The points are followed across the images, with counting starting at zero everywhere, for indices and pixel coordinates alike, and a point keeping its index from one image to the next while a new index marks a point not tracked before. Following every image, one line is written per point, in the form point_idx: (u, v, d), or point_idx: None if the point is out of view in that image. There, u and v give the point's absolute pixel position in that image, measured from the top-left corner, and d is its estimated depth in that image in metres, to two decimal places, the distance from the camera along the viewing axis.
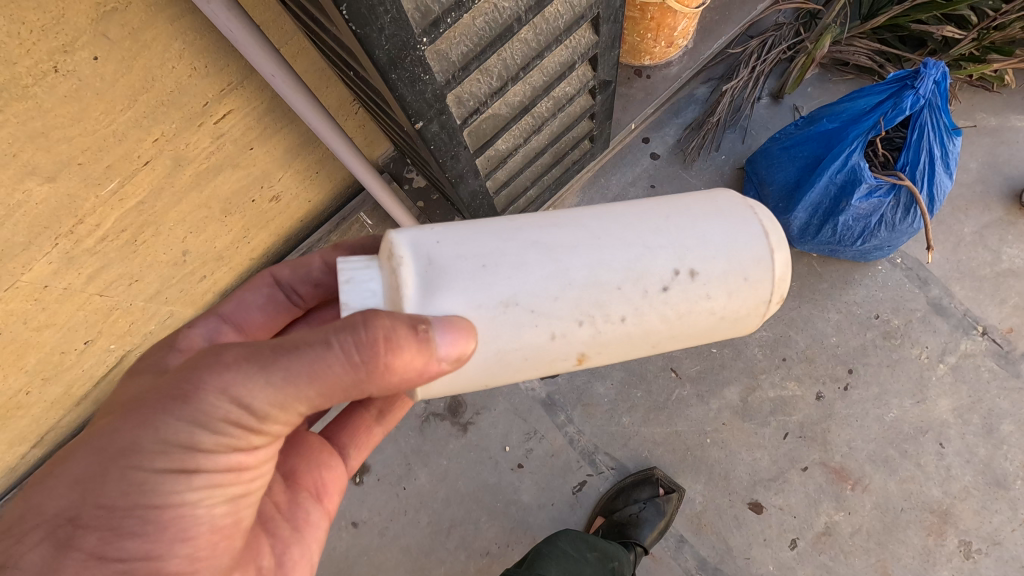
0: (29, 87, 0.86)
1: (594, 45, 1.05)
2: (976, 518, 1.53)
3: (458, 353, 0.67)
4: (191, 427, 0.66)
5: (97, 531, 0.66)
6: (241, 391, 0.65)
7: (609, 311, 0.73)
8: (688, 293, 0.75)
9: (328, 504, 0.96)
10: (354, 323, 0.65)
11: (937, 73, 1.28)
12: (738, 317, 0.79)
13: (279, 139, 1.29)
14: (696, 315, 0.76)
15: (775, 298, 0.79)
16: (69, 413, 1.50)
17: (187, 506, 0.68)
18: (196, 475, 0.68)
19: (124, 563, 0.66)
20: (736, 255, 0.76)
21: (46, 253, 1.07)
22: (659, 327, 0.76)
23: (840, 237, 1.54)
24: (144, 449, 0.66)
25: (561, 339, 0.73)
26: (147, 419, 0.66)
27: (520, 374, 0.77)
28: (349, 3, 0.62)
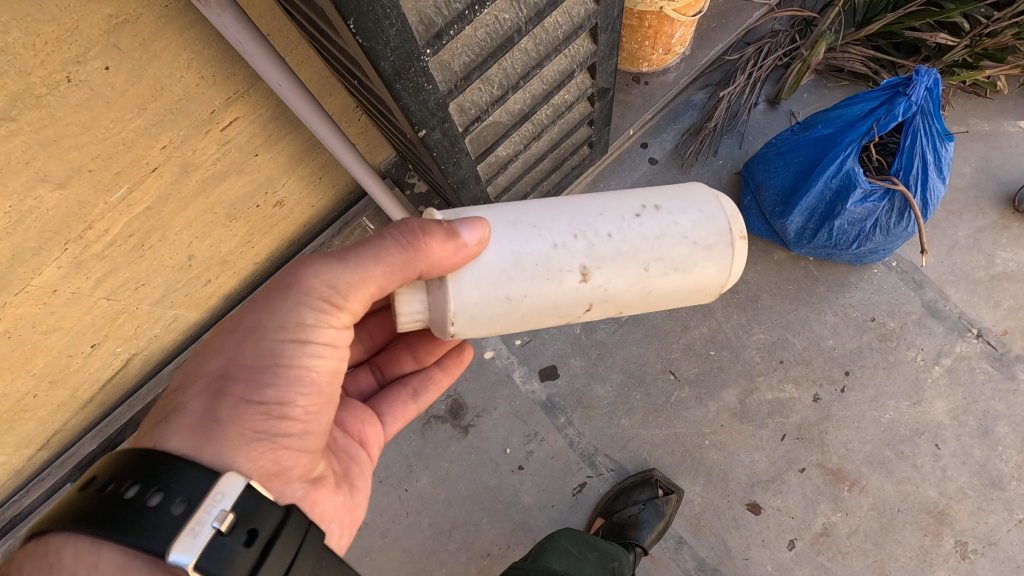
0: (43, 96, 0.88)
1: (593, 54, 1.07)
2: (973, 519, 1.54)
3: (478, 232, 0.82)
4: (298, 306, 0.82)
5: (242, 383, 0.80)
6: (333, 277, 0.83)
7: (596, 227, 0.86)
8: (660, 220, 0.88)
9: (371, 453, 1.07)
10: (398, 226, 0.84)
11: (929, 80, 1.31)
12: (712, 246, 0.88)
13: (284, 145, 1.31)
14: (673, 240, 0.87)
15: (741, 234, 0.90)
16: (74, 415, 1.52)
17: (305, 368, 0.83)
18: (308, 344, 0.83)
19: (263, 407, 0.80)
20: (692, 197, 0.91)
21: (56, 258, 1.09)
22: (643, 248, 0.86)
23: (836, 241, 1.57)
24: (265, 324, 0.82)
25: (562, 250, 0.85)
26: (265, 305, 0.83)
27: (533, 290, 0.85)
28: (356, 17, 0.65)
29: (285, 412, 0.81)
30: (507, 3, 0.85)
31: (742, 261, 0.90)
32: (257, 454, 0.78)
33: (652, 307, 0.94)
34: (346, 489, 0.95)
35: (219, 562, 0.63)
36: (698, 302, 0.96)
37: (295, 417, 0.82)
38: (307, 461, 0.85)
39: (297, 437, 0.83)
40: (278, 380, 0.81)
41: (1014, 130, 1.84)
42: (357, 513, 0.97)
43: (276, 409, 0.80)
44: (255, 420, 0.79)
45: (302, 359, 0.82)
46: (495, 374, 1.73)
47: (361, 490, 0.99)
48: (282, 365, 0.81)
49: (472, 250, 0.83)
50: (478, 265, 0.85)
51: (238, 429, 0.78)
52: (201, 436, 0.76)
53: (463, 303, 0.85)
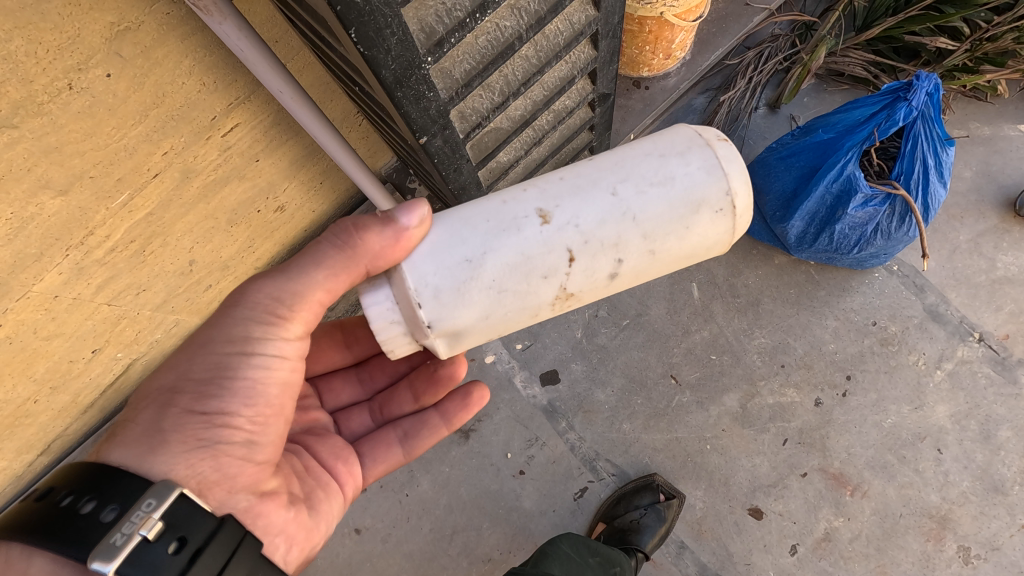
0: (45, 104, 0.88)
1: (593, 60, 1.08)
2: (975, 523, 1.54)
3: (417, 214, 0.83)
4: (244, 319, 0.86)
5: (188, 395, 0.84)
6: (276, 290, 0.88)
7: (545, 177, 0.86)
8: (615, 153, 0.86)
9: (345, 489, 1.07)
10: (336, 230, 0.88)
11: (930, 85, 1.31)
12: (682, 152, 0.83)
13: (285, 151, 1.32)
14: (634, 160, 0.84)
15: (712, 135, 0.84)
16: (75, 421, 1.52)
17: (250, 378, 0.85)
18: (254, 356, 0.86)
19: (205, 416, 0.83)
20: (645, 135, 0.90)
21: (58, 264, 1.09)
22: (598, 174, 0.83)
23: (837, 245, 1.58)
24: (212, 339, 0.86)
25: (514, 202, 0.83)
26: (215, 321, 0.87)
27: (493, 245, 0.81)
28: (357, 27, 0.65)
29: (229, 421, 0.83)
30: (509, 10, 0.85)
31: (727, 158, 0.82)
32: (198, 462, 0.81)
33: (652, 240, 0.82)
34: (301, 507, 0.94)
35: (146, 568, 0.67)
36: (715, 226, 0.83)
37: (240, 426, 0.84)
38: (253, 473, 0.86)
39: (242, 447, 0.84)
40: (222, 391, 0.84)
41: (1014, 134, 1.84)
42: (313, 532, 0.95)
43: (217, 418, 0.83)
44: (198, 430, 0.82)
45: (247, 370, 0.86)
46: (495, 379, 1.73)
47: (322, 517, 0.97)
48: (227, 376, 0.84)
49: (415, 234, 0.83)
50: (429, 240, 0.84)
51: (180, 438, 0.81)
52: (145, 446, 0.79)
53: (422, 276, 0.82)
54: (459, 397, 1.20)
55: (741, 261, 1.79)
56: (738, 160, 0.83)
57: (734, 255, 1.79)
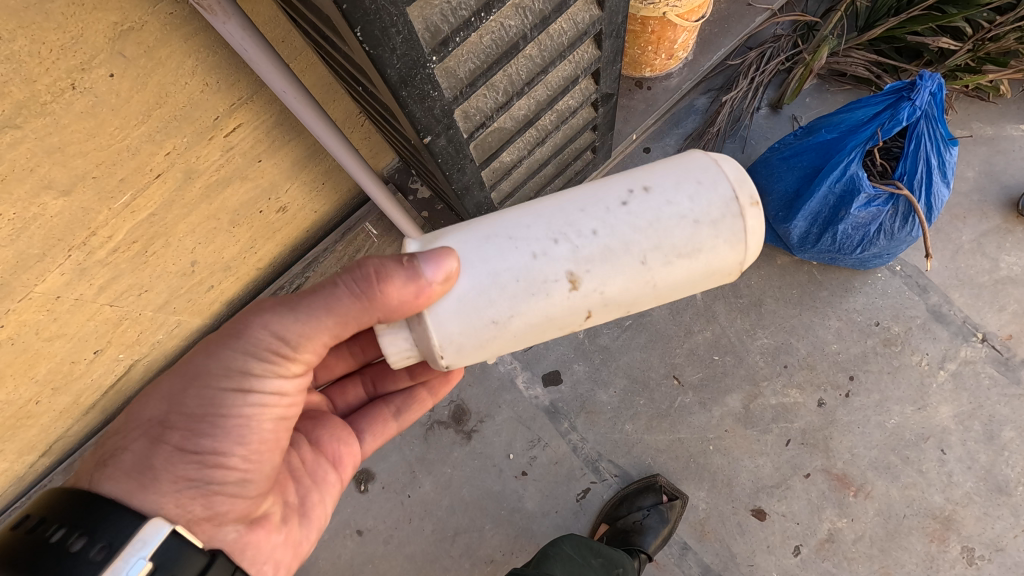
0: (48, 104, 0.88)
1: (596, 59, 1.08)
2: (979, 524, 1.53)
3: (444, 273, 0.77)
4: (244, 356, 0.83)
5: (181, 431, 0.82)
6: (279, 326, 0.84)
7: (578, 228, 0.79)
8: (651, 202, 0.80)
9: (343, 474, 1.08)
10: (352, 268, 0.83)
11: (933, 84, 1.31)
12: (716, 220, 0.80)
13: (287, 151, 1.31)
14: (669, 220, 0.79)
15: (748, 198, 0.80)
16: (76, 422, 1.52)
17: (244, 417, 0.83)
18: (252, 394, 0.84)
19: (197, 456, 0.81)
20: (682, 173, 0.82)
21: (60, 265, 1.09)
22: (633, 238, 0.79)
23: (839, 246, 1.57)
24: (210, 371, 0.83)
25: (544, 258, 0.78)
26: (215, 351, 0.84)
27: (520, 308, 0.79)
28: (363, 25, 0.64)
29: (221, 461, 0.82)
30: (513, 10, 0.85)
31: (756, 230, 0.81)
32: (188, 500, 0.80)
33: (664, 296, 0.85)
34: (292, 523, 0.97)
35: None
36: (720, 283, 0.86)
37: (233, 466, 0.83)
38: (244, 506, 0.86)
39: (234, 484, 0.84)
40: (214, 431, 0.82)
41: (1017, 134, 1.84)
42: (301, 547, 0.98)
43: (210, 459, 0.82)
44: (189, 470, 0.81)
45: (243, 408, 0.83)
46: (497, 380, 1.72)
47: (314, 522, 1.01)
48: (223, 416, 0.82)
49: (438, 289, 0.77)
50: (454, 294, 0.79)
51: (170, 477, 0.80)
52: (136, 480, 0.78)
53: (446, 334, 0.80)
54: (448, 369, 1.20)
55: None
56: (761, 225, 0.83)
57: None
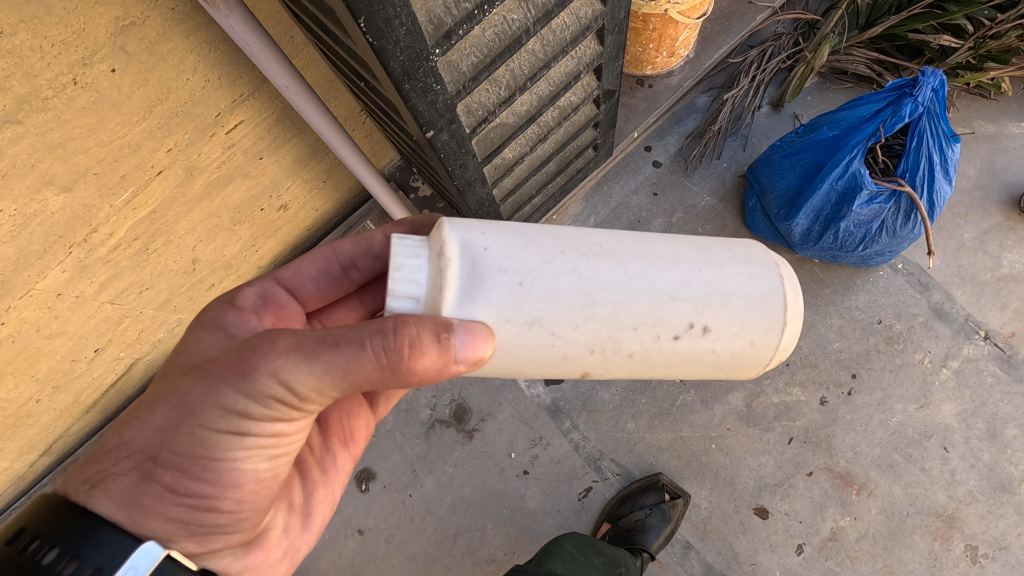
0: (49, 99, 0.88)
1: (599, 55, 1.07)
2: (982, 522, 1.53)
3: (475, 358, 0.69)
4: (244, 400, 0.71)
5: (171, 471, 0.75)
6: (284, 374, 0.69)
7: (621, 346, 0.76)
8: (698, 346, 0.78)
9: (354, 449, 1.11)
10: (384, 328, 0.66)
11: (936, 81, 1.30)
12: (735, 370, 0.82)
13: (289, 148, 1.31)
14: (699, 362, 0.80)
15: (774, 360, 0.83)
16: (77, 421, 1.51)
17: (239, 461, 0.77)
18: (249, 437, 0.76)
19: (189, 500, 0.76)
20: (751, 320, 0.78)
21: (61, 262, 1.09)
22: (660, 368, 0.79)
23: (842, 243, 1.56)
24: (204, 412, 0.72)
25: (572, 361, 0.77)
26: (211, 389, 0.72)
27: (525, 377, 0.82)
28: (367, 16, 0.64)
29: (214, 505, 0.78)
30: (516, 4, 0.85)
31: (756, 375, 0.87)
32: (181, 537, 0.77)
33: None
34: (293, 530, 0.98)
35: None
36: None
37: (226, 508, 0.80)
38: (240, 536, 0.86)
39: (228, 522, 0.82)
40: (206, 476, 0.76)
41: (1018, 132, 1.84)
42: (299, 551, 1.00)
43: (204, 506, 0.77)
44: (180, 511, 0.76)
45: (238, 452, 0.76)
46: (499, 379, 1.72)
47: (316, 523, 1.02)
48: (218, 463, 0.76)
49: (459, 369, 0.70)
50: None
51: (161, 519, 0.75)
52: (125, 515, 0.73)
53: None
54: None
55: None
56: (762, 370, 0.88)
57: None
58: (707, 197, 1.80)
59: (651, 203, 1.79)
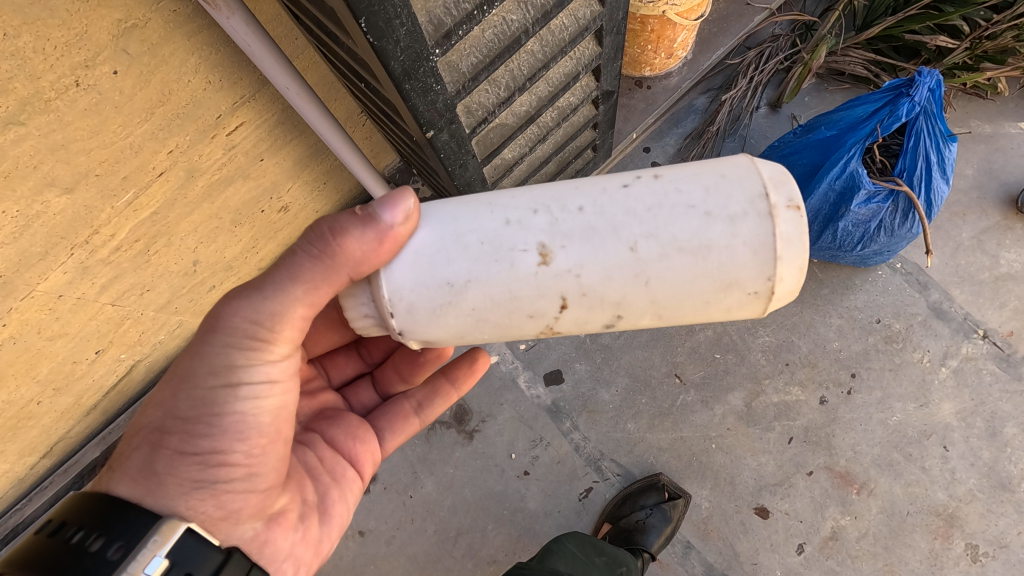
0: (52, 101, 0.89)
1: (597, 56, 1.08)
2: (982, 521, 1.53)
3: (402, 211, 0.76)
4: (224, 348, 0.79)
5: (176, 436, 0.79)
6: (253, 312, 0.80)
7: (564, 202, 0.75)
8: (655, 191, 0.74)
9: (362, 472, 1.07)
10: (310, 234, 0.80)
11: (932, 80, 1.32)
12: (732, 218, 0.71)
13: (289, 150, 1.32)
14: (673, 209, 0.72)
15: (782, 200, 0.71)
16: (78, 423, 1.51)
17: (241, 414, 0.80)
18: (241, 386, 0.80)
19: (198, 457, 0.79)
20: (705, 165, 0.76)
21: (62, 264, 1.09)
22: (627, 222, 0.73)
23: (840, 242, 1.56)
24: (187, 369, 0.80)
25: (517, 226, 0.74)
26: (193, 351, 0.80)
27: (479, 273, 0.74)
28: (367, 16, 0.65)
29: (223, 459, 0.80)
30: (515, 5, 0.86)
31: (789, 237, 0.70)
32: (198, 502, 0.78)
33: (660, 304, 0.75)
34: (310, 521, 0.94)
35: None
36: (739, 305, 0.75)
37: (237, 462, 0.80)
38: (257, 501, 0.84)
39: (242, 480, 0.81)
40: (211, 431, 0.79)
41: (1015, 132, 1.85)
42: (321, 545, 0.96)
43: (205, 453, 0.79)
44: (193, 470, 0.79)
45: (236, 403, 0.80)
46: (499, 380, 1.72)
47: (334, 519, 0.98)
48: (211, 406, 0.79)
49: (401, 231, 0.76)
50: (412, 248, 0.77)
51: (176, 481, 0.78)
52: (142, 487, 0.77)
53: (397, 289, 0.76)
54: (465, 363, 1.21)
55: None
56: (800, 239, 0.71)
57: None
58: None
59: None
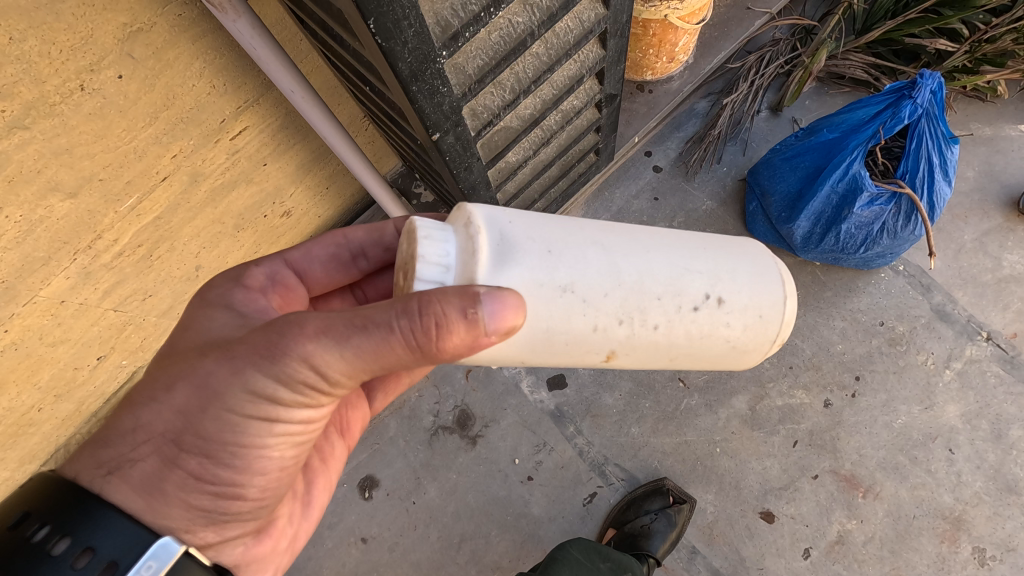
0: (56, 105, 0.88)
1: (601, 59, 1.08)
2: (990, 524, 1.52)
3: (507, 327, 0.65)
4: (272, 383, 0.71)
5: (196, 457, 0.76)
6: (319, 360, 0.68)
7: (647, 317, 0.75)
8: (715, 318, 0.78)
9: (350, 439, 1.11)
10: (409, 306, 0.64)
11: (934, 83, 1.32)
12: (746, 350, 0.83)
13: (292, 154, 1.32)
14: (716, 340, 0.80)
15: (779, 342, 0.85)
16: (79, 430, 1.50)
17: (266, 447, 0.79)
18: (277, 424, 0.78)
19: (212, 486, 0.78)
20: (759, 294, 0.81)
21: (65, 269, 1.09)
22: (682, 343, 0.79)
23: (843, 245, 1.56)
24: (227, 394, 0.72)
25: (601, 333, 0.75)
26: (236, 374, 0.72)
27: (551, 359, 0.78)
28: (376, 17, 0.65)
29: (237, 491, 0.81)
30: (520, 7, 0.86)
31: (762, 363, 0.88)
32: (200, 524, 0.80)
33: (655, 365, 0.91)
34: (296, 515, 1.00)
35: None
36: None
37: (249, 495, 0.83)
38: (255, 522, 0.89)
39: (248, 508, 0.85)
40: (234, 463, 0.78)
41: (1016, 134, 1.85)
42: (296, 541, 1.01)
43: (226, 483, 0.79)
44: (203, 497, 0.79)
45: (267, 438, 0.78)
46: (502, 384, 1.72)
47: (316, 508, 1.05)
48: (248, 446, 0.77)
49: (494, 342, 0.67)
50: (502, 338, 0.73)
51: (182, 504, 0.77)
52: (144, 501, 0.74)
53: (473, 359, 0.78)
54: None
55: None
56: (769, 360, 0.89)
57: None
58: (707, 202, 1.82)
59: (652, 208, 1.82)
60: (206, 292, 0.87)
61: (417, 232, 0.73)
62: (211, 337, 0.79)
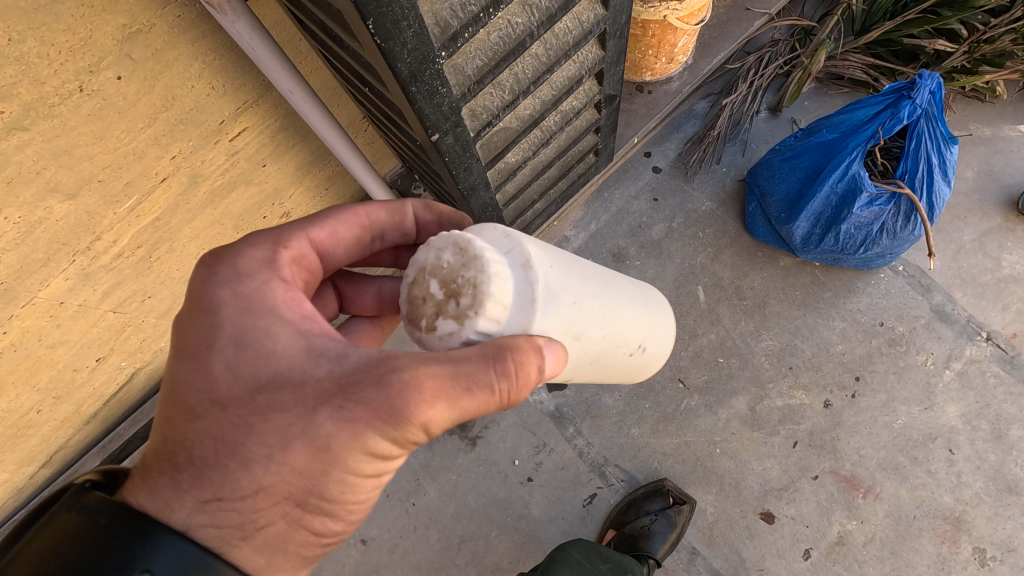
0: (56, 106, 0.88)
1: (601, 60, 1.08)
2: (990, 524, 1.52)
3: (556, 374, 0.72)
4: (390, 441, 0.65)
5: (317, 516, 0.69)
6: (434, 420, 0.63)
7: (603, 359, 0.90)
8: (634, 358, 1.00)
9: None
10: (506, 359, 0.65)
11: (933, 83, 1.32)
12: (633, 374, 1.09)
13: (292, 155, 1.32)
14: (622, 371, 1.03)
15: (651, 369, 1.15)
16: (78, 432, 1.50)
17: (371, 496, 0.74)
18: (385, 474, 0.72)
19: (325, 539, 0.73)
20: (657, 340, 1.06)
21: (64, 270, 1.09)
22: (606, 373, 0.98)
23: (843, 246, 1.57)
24: (347, 458, 0.65)
25: (571, 369, 0.86)
26: (358, 436, 0.63)
27: None
28: (375, 18, 0.65)
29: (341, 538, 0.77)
30: (520, 7, 0.86)
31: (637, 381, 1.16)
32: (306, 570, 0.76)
33: None
34: None
35: None
36: None
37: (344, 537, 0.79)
38: None
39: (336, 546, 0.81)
40: (346, 516, 0.73)
41: (1015, 134, 1.85)
42: None
43: (333, 532, 0.73)
44: (315, 549, 0.74)
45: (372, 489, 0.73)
46: None
47: None
48: (361, 498, 0.72)
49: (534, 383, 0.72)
50: None
51: (297, 557, 0.72)
52: (265, 557, 0.68)
53: None
54: None
55: (747, 263, 1.77)
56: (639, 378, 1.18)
57: (739, 258, 1.78)
58: (707, 202, 1.83)
59: (652, 209, 1.82)
60: (255, 295, 0.70)
61: (486, 266, 0.67)
62: (295, 373, 0.66)
